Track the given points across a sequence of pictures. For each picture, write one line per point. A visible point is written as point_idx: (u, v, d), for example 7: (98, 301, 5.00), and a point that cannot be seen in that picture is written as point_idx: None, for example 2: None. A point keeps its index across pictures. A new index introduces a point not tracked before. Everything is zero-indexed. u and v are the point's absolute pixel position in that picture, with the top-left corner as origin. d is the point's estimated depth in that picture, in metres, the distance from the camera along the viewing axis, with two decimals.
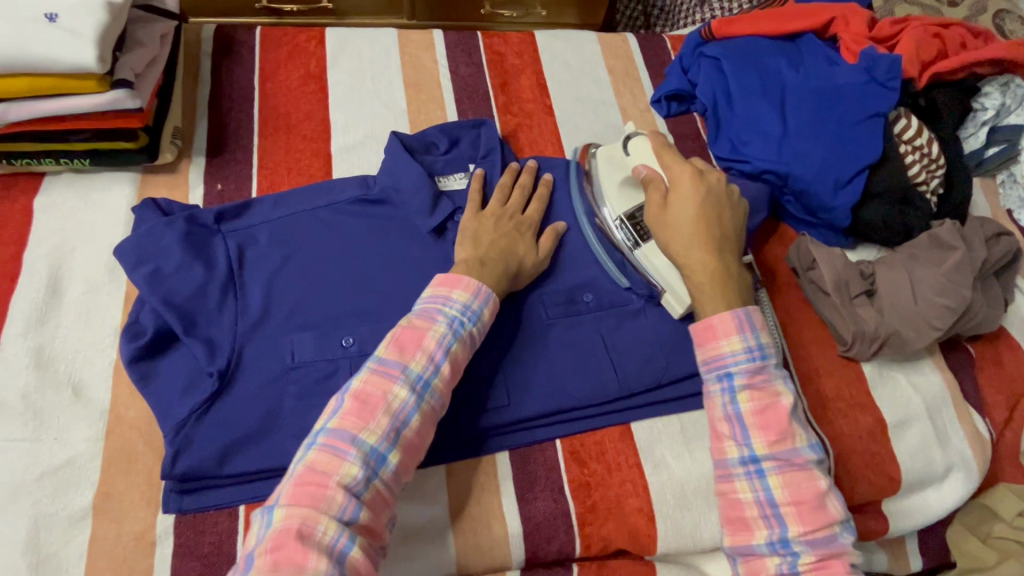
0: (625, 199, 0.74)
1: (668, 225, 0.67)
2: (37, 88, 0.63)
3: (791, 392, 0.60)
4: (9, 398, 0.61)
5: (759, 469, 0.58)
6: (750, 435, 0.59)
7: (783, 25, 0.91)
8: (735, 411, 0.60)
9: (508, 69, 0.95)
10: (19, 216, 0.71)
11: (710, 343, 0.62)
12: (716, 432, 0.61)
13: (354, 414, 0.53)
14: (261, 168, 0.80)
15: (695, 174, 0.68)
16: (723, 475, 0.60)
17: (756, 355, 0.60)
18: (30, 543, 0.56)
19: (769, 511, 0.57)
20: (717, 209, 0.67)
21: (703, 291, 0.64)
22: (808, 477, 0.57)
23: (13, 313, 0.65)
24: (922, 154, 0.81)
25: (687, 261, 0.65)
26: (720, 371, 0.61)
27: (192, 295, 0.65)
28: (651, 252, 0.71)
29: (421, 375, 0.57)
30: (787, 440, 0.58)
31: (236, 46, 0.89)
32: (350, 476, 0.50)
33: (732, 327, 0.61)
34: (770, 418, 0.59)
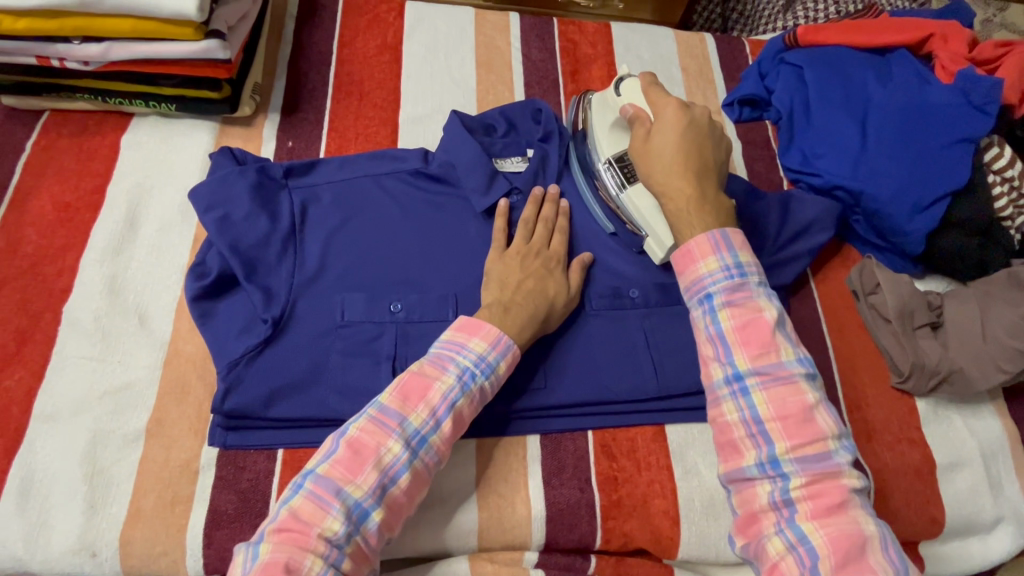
0: (614, 142, 0.72)
1: (651, 153, 0.63)
2: (139, 31, 0.67)
3: (774, 306, 0.56)
4: (83, 318, 0.65)
5: (743, 387, 0.55)
6: (733, 354, 0.55)
7: (873, 37, 0.88)
8: (717, 332, 0.56)
9: (580, 57, 0.95)
10: (106, 150, 0.75)
11: (689, 268, 0.59)
12: (702, 357, 0.58)
13: (345, 465, 0.53)
14: (331, 130, 0.82)
15: (680, 106, 0.63)
16: (712, 400, 0.57)
17: (735, 272, 0.57)
18: (87, 455, 0.60)
19: (754, 429, 0.54)
20: (700, 141, 0.63)
21: (681, 217, 0.61)
22: (794, 391, 0.54)
23: (94, 240, 0.69)
24: (1011, 186, 0.76)
25: (665, 188, 0.61)
26: (699, 294, 0.58)
27: (256, 243, 0.67)
28: (636, 194, 0.69)
29: (418, 430, 0.56)
30: (771, 355, 0.54)
31: (319, 11, 0.92)
32: (332, 530, 0.50)
33: (708, 247, 0.58)
34: (753, 334, 0.55)
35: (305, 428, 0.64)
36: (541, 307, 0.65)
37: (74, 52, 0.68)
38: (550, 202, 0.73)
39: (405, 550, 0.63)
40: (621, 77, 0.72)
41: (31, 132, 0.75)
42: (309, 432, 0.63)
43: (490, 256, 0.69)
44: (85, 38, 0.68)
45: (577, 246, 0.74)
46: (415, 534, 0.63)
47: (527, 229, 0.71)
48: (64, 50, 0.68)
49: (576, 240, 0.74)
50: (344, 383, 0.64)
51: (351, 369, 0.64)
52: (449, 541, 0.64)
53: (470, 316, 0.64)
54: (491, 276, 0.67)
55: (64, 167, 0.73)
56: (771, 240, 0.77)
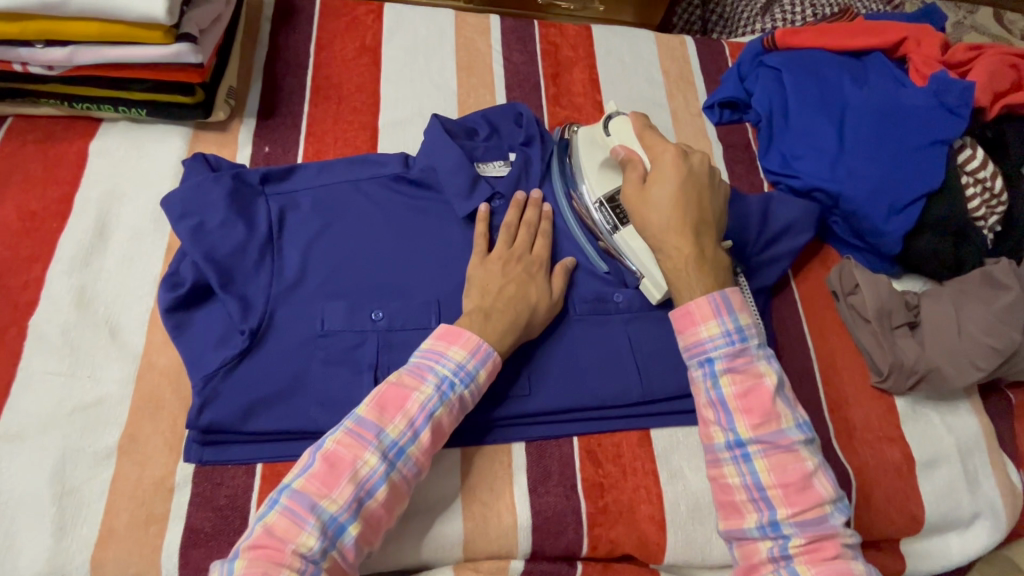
0: (604, 180, 0.71)
1: (649, 204, 0.63)
2: (106, 35, 0.65)
3: (774, 371, 0.58)
4: (50, 332, 0.63)
5: (745, 452, 0.57)
6: (734, 420, 0.57)
7: (849, 41, 0.89)
8: (718, 397, 0.58)
9: (561, 60, 0.94)
10: (74, 157, 0.72)
11: (690, 330, 0.60)
12: (702, 418, 0.59)
13: (320, 479, 0.52)
14: (309, 134, 0.80)
15: (678, 154, 0.64)
16: (712, 460, 0.59)
17: (736, 339, 0.58)
18: (57, 474, 0.57)
19: (756, 494, 0.56)
20: (698, 194, 0.64)
21: (678, 273, 0.62)
22: (795, 457, 0.55)
23: (61, 251, 0.67)
24: (983, 187, 0.78)
25: (663, 245, 0.63)
26: (700, 357, 0.59)
27: (231, 252, 0.66)
28: (630, 237, 0.69)
29: (396, 442, 0.55)
30: (772, 422, 0.56)
31: (296, 13, 0.90)
32: (306, 546, 0.49)
33: (709, 312, 0.59)
34: (754, 400, 0.57)
35: (285, 441, 0.62)
36: (522, 315, 0.64)
37: (38, 56, 0.66)
38: (533, 205, 0.73)
39: (389, 563, 0.62)
40: (609, 116, 0.73)
41: None
42: (289, 445, 0.62)
43: (470, 262, 0.68)
44: (48, 42, 0.65)
45: (560, 251, 0.74)
46: (401, 542, 0.62)
47: (509, 234, 0.70)
48: (27, 54, 0.66)
49: (559, 245, 0.74)
50: (325, 394, 0.63)
51: (332, 380, 0.63)
52: (435, 549, 0.63)
53: (449, 322, 0.63)
54: (472, 284, 0.66)
55: (29, 175, 0.71)
56: (752, 242, 0.78)
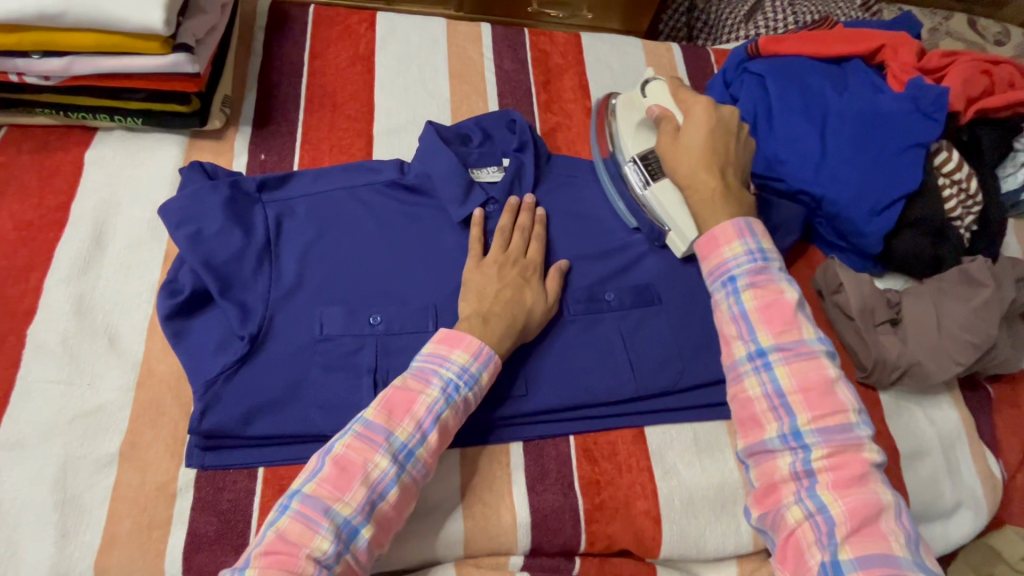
0: (639, 140, 0.75)
1: (680, 146, 0.68)
2: (102, 45, 0.65)
3: (795, 289, 0.60)
4: (49, 340, 0.63)
5: (766, 361, 0.58)
6: (756, 330, 0.59)
7: (829, 48, 0.92)
8: (741, 311, 0.60)
9: (551, 67, 0.96)
10: (70, 166, 0.73)
11: (714, 252, 0.63)
12: (725, 336, 0.61)
13: (333, 482, 0.53)
14: (304, 142, 0.81)
15: (708, 105, 0.68)
16: (734, 376, 0.60)
17: (758, 256, 0.61)
18: (57, 482, 0.58)
19: (777, 401, 0.57)
20: (727, 138, 0.68)
21: (706, 209, 0.65)
22: (816, 365, 0.57)
23: (58, 260, 0.67)
24: (959, 188, 0.81)
25: (691, 182, 0.66)
26: (723, 277, 0.62)
27: (230, 259, 0.66)
28: (660, 190, 0.71)
29: (405, 444, 0.56)
30: (792, 332, 0.58)
31: (290, 22, 0.91)
32: (321, 549, 0.50)
33: (731, 231, 0.62)
34: (775, 312, 0.59)
35: (286, 445, 0.63)
36: (518, 318, 0.66)
37: (35, 66, 0.66)
38: (524, 208, 0.75)
39: (391, 563, 0.63)
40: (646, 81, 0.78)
41: None
42: (290, 449, 0.63)
43: (466, 266, 0.70)
44: (45, 52, 0.66)
45: (554, 255, 0.75)
46: (404, 542, 0.63)
47: (504, 238, 0.72)
48: (24, 65, 0.66)
49: (553, 248, 0.76)
50: (325, 398, 0.63)
51: (331, 384, 0.64)
52: (437, 549, 0.64)
53: (450, 327, 0.64)
54: (470, 288, 0.67)
55: (25, 184, 0.71)
56: None
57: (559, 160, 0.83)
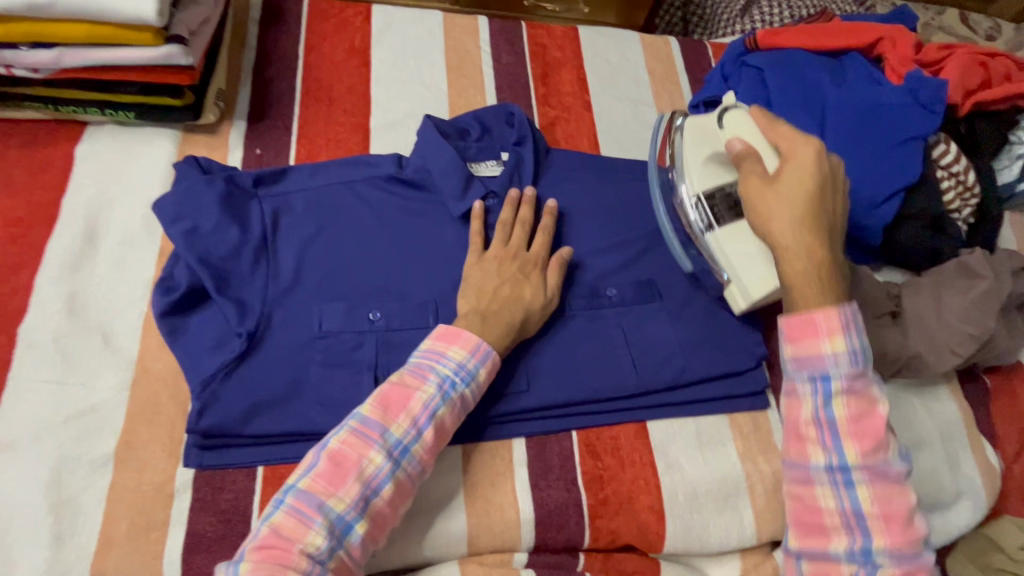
0: (708, 176, 0.68)
1: (776, 196, 0.58)
2: (94, 37, 0.64)
3: (888, 401, 0.56)
4: (41, 339, 0.62)
5: (847, 477, 0.55)
6: (843, 444, 0.55)
7: (827, 41, 0.92)
8: (828, 417, 0.55)
9: (550, 61, 0.96)
10: (60, 161, 0.71)
11: (809, 340, 0.55)
12: (800, 435, 0.57)
13: (326, 477, 0.52)
14: (301, 136, 0.80)
15: (817, 151, 0.59)
16: (803, 479, 0.57)
17: (859, 360, 0.54)
18: (52, 484, 0.56)
19: (852, 520, 0.55)
20: (831, 193, 0.59)
21: (800, 279, 0.56)
22: (901, 491, 0.55)
23: (49, 257, 0.66)
24: (957, 181, 0.82)
25: (786, 244, 0.57)
26: (816, 374, 0.55)
27: (227, 255, 0.65)
28: (724, 237, 0.67)
29: (400, 441, 0.55)
30: (882, 453, 0.55)
31: (284, 15, 0.90)
32: (314, 545, 0.50)
33: (836, 326, 0.54)
34: (867, 426, 0.55)
35: (285, 444, 0.62)
36: (517, 317, 0.65)
37: (23, 58, 0.64)
38: (525, 201, 0.74)
39: (394, 562, 0.62)
40: (723, 109, 0.70)
41: None
42: (290, 447, 0.62)
43: (467, 260, 0.69)
44: (34, 44, 0.64)
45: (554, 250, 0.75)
46: (407, 539, 0.63)
47: (505, 232, 0.71)
48: (12, 56, 0.64)
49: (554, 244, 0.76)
50: (325, 396, 0.63)
51: (332, 381, 0.63)
52: (440, 545, 0.63)
53: (448, 323, 0.64)
54: (471, 284, 0.67)
55: (14, 180, 0.69)
56: None
57: (558, 154, 0.82)
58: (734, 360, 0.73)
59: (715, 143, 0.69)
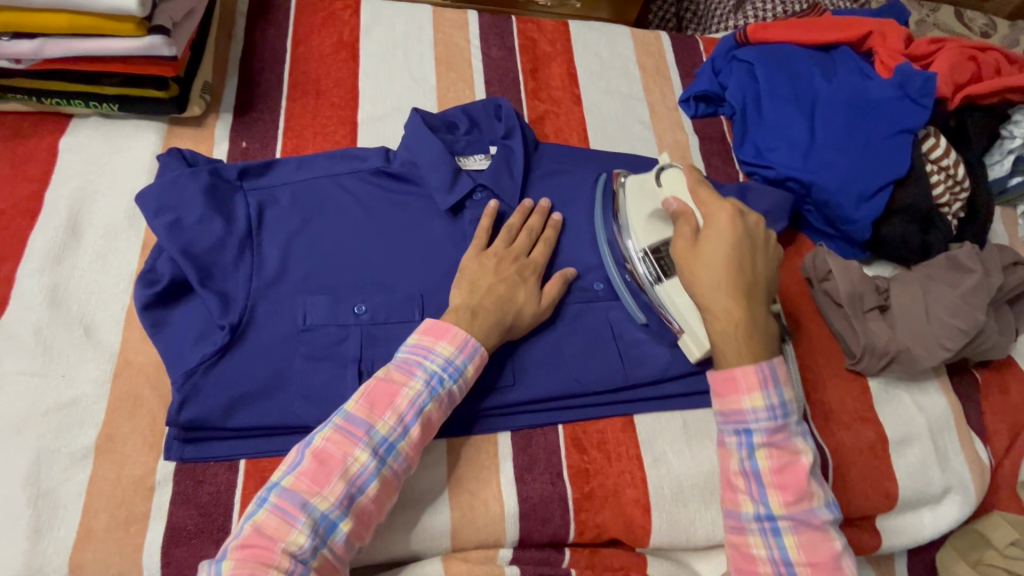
0: (651, 231, 0.70)
1: (698, 261, 0.62)
2: (76, 27, 0.64)
3: (811, 450, 0.60)
4: (22, 331, 0.61)
5: (775, 526, 0.58)
6: (768, 494, 0.58)
7: (818, 35, 0.91)
8: (753, 468, 0.59)
9: (539, 55, 0.95)
10: (43, 154, 0.71)
11: (732, 395, 0.60)
12: (731, 486, 0.60)
13: (311, 476, 0.52)
14: (288, 129, 0.80)
15: (733, 214, 0.63)
16: (736, 527, 0.60)
17: (779, 414, 0.59)
18: (31, 477, 0.56)
19: (783, 569, 0.57)
20: (751, 256, 0.63)
21: (723, 337, 0.61)
22: (824, 537, 0.57)
23: (31, 249, 0.65)
24: (947, 175, 0.81)
25: (711, 305, 0.61)
26: (739, 426, 0.60)
27: (211, 248, 0.65)
28: (672, 289, 0.68)
29: (386, 438, 0.55)
30: (804, 501, 0.58)
31: (272, 9, 0.90)
32: (297, 544, 0.50)
33: (755, 381, 0.59)
34: (789, 477, 0.58)
35: (269, 437, 0.62)
36: (507, 317, 0.64)
37: (5, 49, 0.64)
38: (544, 216, 0.74)
39: (377, 556, 0.62)
40: (661, 167, 0.73)
41: None
42: (273, 441, 0.61)
43: (467, 254, 0.69)
44: (15, 34, 0.64)
45: None
46: (391, 532, 0.62)
47: (510, 235, 0.71)
48: None
49: None
50: (309, 389, 0.62)
51: (315, 375, 0.63)
52: (424, 540, 0.63)
53: (439, 317, 0.63)
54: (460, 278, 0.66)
55: None
56: None
57: (546, 148, 0.82)
58: None
59: (656, 201, 0.71)
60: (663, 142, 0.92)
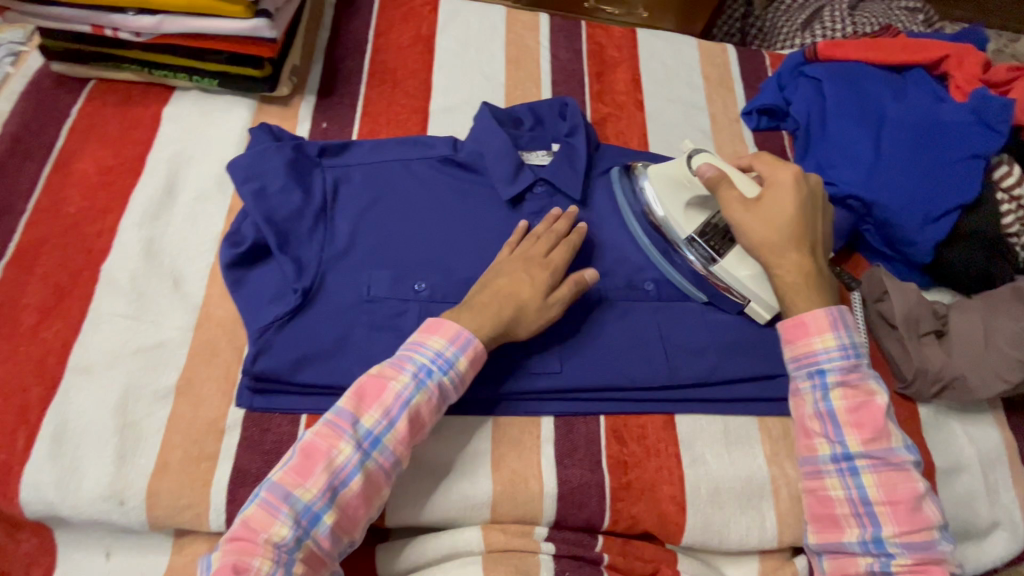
0: (694, 219, 0.73)
1: (766, 220, 0.66)
2: (193, 6, 0.70)
3: (885, 392, 0.62)
4: (120, 277, 0.68)
5: (852, 466, 0.60)
6: (844, 434, 0.61)
7: (889, 56, 0.91)
8: (828, 409, 0.62)
9: (606, 60, 0.98)
10: (149, 120, 0.78)
11: (801, 338, 0.64)
12: (807, 429, 0.63)
13: (296, 469, 0.55)
14: (364, 114, 0.85)
15: (796, 175, 0.68)
16: (814, 472, 0.62)
17: (851, 354, 0.62)
18: (120, 408, 0.61)
19: (860, 509, 0.60)
20: (813, 213, 0.68)
21: (794, 290, 0.66)
22: (904, 477, 0.59)
23: (133, 205, 0.72)
24: (1019, 205, 0.79)
25: (779, 261, 0.66)
26: (812, 369, 0.63)
27: (290, 217, 0.70)
28: (732, 265, 0.71)
29: (370, 432, 0.57)
30: (881, 439, 0.60)
31: (358, 1, 0.95)
32: (279, 535, 0.53)
33: (826, 324, 0.63)
34: (865, 416, 0.61)
35: (328, 396, 0.65)
36: (506, 312, 0.64)
37: (128, 22, 0.72)
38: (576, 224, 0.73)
39: (420, 519, 0.65)
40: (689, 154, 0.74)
41: (77, 98, 0.78)
42: (331, 400, 0.65)
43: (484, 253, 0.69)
44: (139, 10, 0.71)
45: (598, 241, 0.77)
46: (434, 495, 0.65)
47: (530, 237, 0.71)
48: (119, 20, 0.72)
49: (597, 236, 0.77)
50: (368, 355, 0.66)
51: (374, 343, 0.67)
52: (466, 507, 0.65)
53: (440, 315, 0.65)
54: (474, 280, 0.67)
55: (108, 133, 0.76)
56: None
57: (606, 149, 0.84)
58: (768, 362, 0.73)
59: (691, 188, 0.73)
60: (722, 152, 0.93)
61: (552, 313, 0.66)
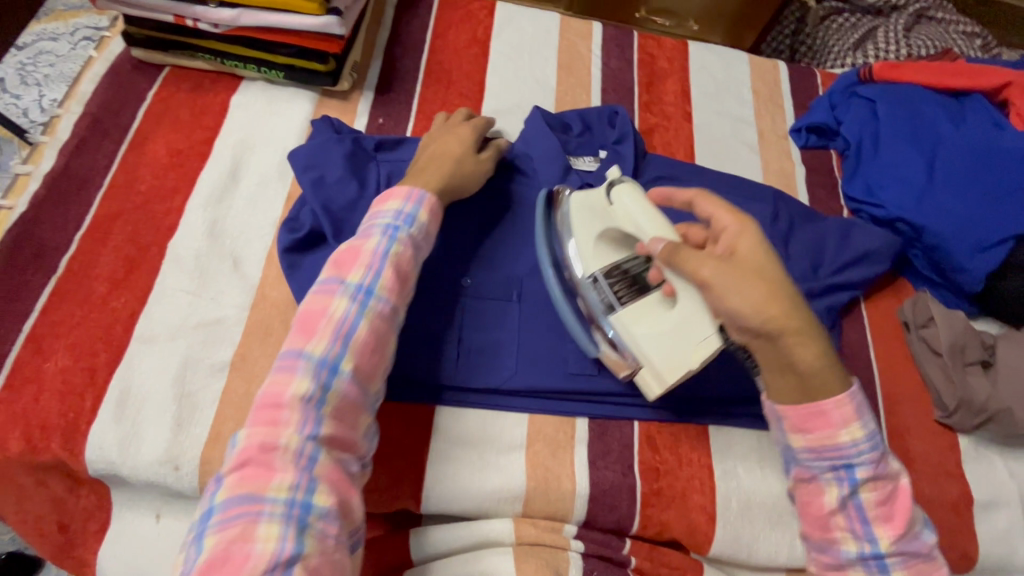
0: (601, 257, 0.66)
1: (751, 278, 0.53)
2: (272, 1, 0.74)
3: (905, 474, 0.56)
4: (185, 254, 0.71)
5: (883, 564, 0.54)
6: (875, 531, 0.54)
7: (947, 80, 0.90)
8: (856, 505, 0.54)
9: (656, 70, 0.99)
10: (217, 107, 0.81)
11: (822, 429, 0.54)
12: (830, 525, 0.55)
13: (297, 334, 0.55)
14: (419, 112, 0.87)
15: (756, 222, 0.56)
16: (838, 566, 0.55)
17: (877, 443, 0.55)
18: (178, 378, 0.65)
19: None
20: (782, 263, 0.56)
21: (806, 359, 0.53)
22: (934, 568, 0.55)
23: (199, 187, 0.75)
24: None
25: (787, 329, 0.52)
26: (840, 463, 0.54)
27: (345, 206, 0.72)
28: (629, 319, 0.64)
29: (360, 283, 0.58)
30: (910, 531, 0.54)
31: (417, 2, 0.98)
32: (302, 390, 0.52)
33: (851, 412, 0.54)
34: (894, 507, 0.55)
35: None
36: (448, 165, 0.70)
37: (208, 14, 0.76)
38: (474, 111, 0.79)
39: (453, 508, 0.67)
40: (611, 182, 0.67)
41: (153, 83, 0.82)
42: None
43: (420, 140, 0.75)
44: (220, 3, 0.76)
45: None
46: (468, 485, 0.67)
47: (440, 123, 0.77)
48: (200, 12, 0.76)
49: None
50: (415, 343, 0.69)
51: (420, 333, 0.70)
52: (498, 499, 0.67)
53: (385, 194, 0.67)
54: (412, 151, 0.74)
55: (180, 118, 0.80)
56: (827, 262, 0.80)
57: (653, 158, 0.85)
58: None
59: (606, 219, 0.66)
60: (768, 167, 0.93)
61: (484, 161, 0.73)
